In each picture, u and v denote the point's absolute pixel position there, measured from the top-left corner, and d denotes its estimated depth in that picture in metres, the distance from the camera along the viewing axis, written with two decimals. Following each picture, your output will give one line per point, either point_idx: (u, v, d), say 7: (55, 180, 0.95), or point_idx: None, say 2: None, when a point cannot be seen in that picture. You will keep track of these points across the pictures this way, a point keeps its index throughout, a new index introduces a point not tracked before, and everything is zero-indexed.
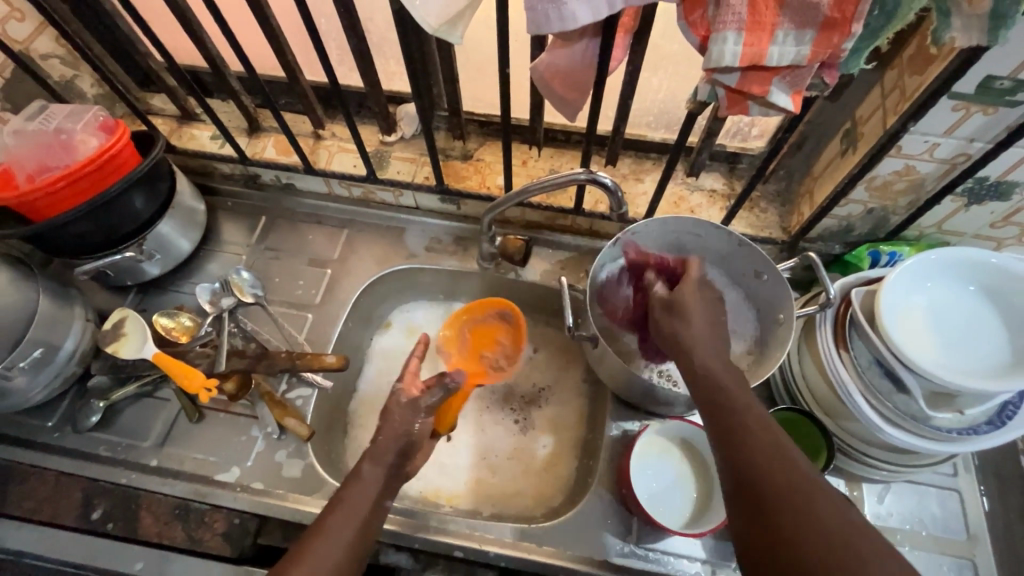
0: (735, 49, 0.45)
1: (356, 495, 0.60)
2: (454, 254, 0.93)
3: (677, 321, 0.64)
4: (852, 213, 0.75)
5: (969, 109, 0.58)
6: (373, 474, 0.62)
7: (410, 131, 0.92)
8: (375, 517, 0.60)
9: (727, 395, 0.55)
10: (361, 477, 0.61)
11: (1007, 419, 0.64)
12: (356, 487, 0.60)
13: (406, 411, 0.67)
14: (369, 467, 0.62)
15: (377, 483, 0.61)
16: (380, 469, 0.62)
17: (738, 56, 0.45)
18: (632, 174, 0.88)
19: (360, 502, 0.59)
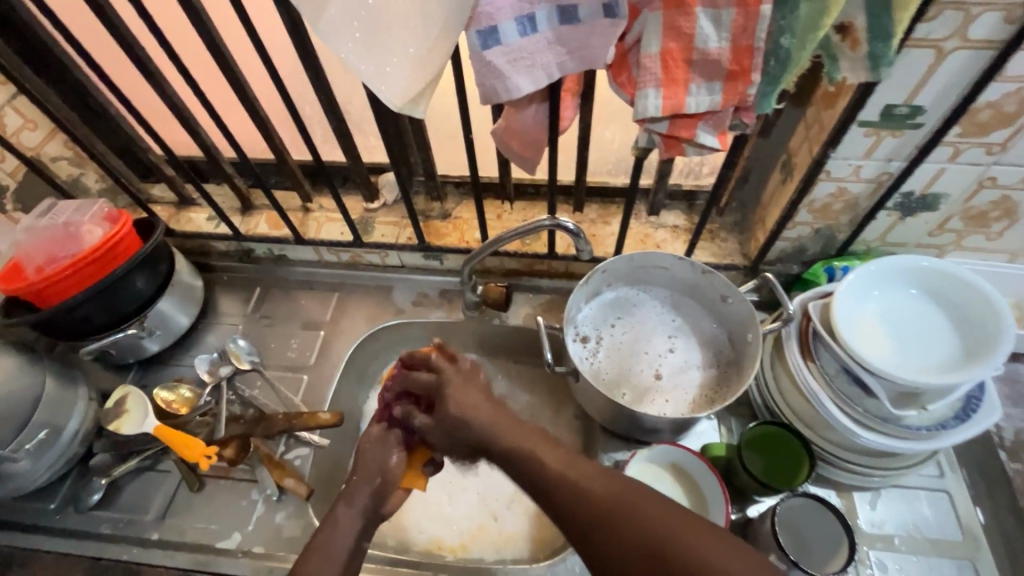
0: (656, 102, 0.52)
1: (330, 544, 0.62)
2: (440, 306, 0.98)
3: (453, 430, 0.66)
4: (801, 235, 0.82)
5: (879, 134, 0.66)
6: (348, 520, 0.64)
7: (391, 197, 1.00)
8: (354, 561, 0.63)
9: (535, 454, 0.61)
10: (339, 522, 0.64)
11: (972, 411, 0.68)
12: (333, 531, 0.63)
13: (378, 449, 0.70)
14: (344, 510, 0.65)
15: (354, 526, 0.64)
16: (355, 513, 0.65)
17: (660, 108, 0.53)
18: (600, 219, 0.95)
19: (332, 550, 0.61)
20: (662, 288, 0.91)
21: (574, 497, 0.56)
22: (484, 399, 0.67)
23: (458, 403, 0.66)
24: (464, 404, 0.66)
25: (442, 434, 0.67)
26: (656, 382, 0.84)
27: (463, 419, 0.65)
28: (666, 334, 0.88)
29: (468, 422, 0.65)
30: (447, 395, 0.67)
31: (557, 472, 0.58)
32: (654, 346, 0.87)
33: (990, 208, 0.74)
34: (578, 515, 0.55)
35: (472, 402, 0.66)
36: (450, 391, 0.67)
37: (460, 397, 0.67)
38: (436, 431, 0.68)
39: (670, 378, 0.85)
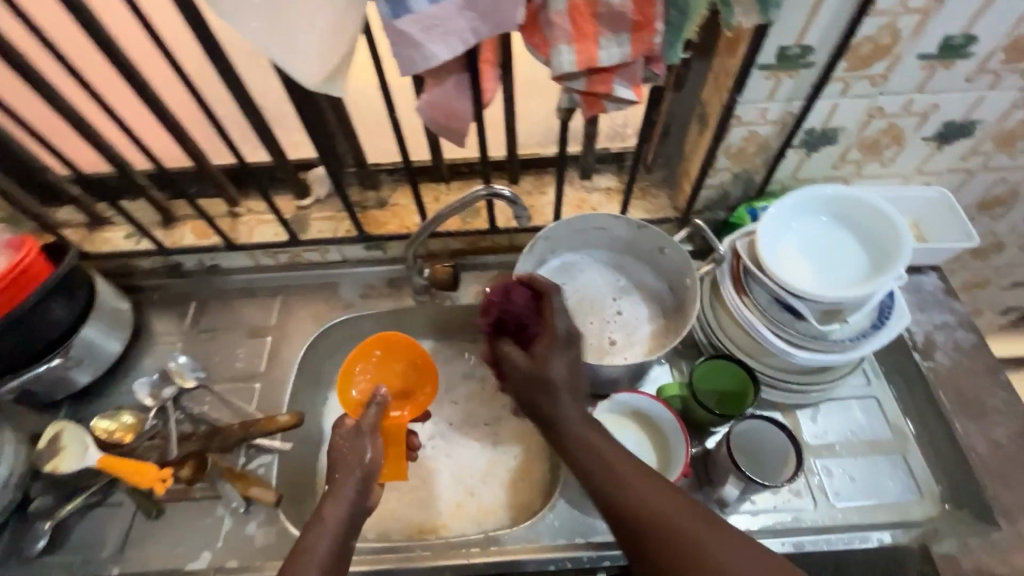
0: (570, 57, 0.54)
1: (316, 542, 0.59)
2: (389, 296, 0.97)
3: (543, 394, 0.67)
4: (723, 181, 0.87)
5: (778, 75, 0.71)
6: (335, 517, 0.61)
7: (323, 191, 0.97)
8: (342, 558, 0.60)
9: (592, 443, 0.63)
10: (327, 518, 0.61)
11: (887, 318, 0.75)
12: (320, 528, 0.60)
13: (352, 438, 0.69)
14: (329, 507, 0.62)
15: (341, 520, 0.62)
16: (341, 511, 0.62)
17: (575, 63, 0.54)
18: (536, 190, 0.97)
19: (316, 549, 0.58)
20: (603, 249, 0.95)
21: (615, 480, 0.59)
22: (573, 376, 0.68)
23: (564, 366, 0.67)
24: (563, 369, 0.67)
25: (526, 380, 0.68)
26: (609, 336, 0.88)
27: (556, 385, 0.66)
28: (612, 291, 0.93)
29: (558, 393, 0.66)
30: (554, 349, 0.68)
31: (601, 449, 0.62)
32: (604, 303, 0.92)
33: (881, 137, 0.81)
34: (614, 493, 0.59)
35: (572, 375, 0.67)
36: (554, 350, 0.68)
37: (564, 362, 0.68)
38: (524, 373, 0.68)
39: (622, 331, 0.89)
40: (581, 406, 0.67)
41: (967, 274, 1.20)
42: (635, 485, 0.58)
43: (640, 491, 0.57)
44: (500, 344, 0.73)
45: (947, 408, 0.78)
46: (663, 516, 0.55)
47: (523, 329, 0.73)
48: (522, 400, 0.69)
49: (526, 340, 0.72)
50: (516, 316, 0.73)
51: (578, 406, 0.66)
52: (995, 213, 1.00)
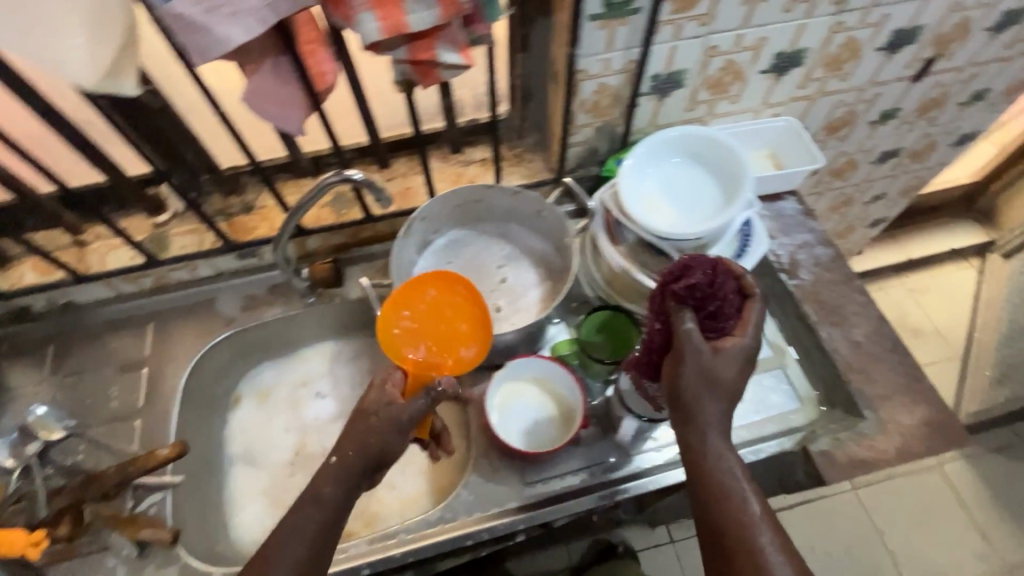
0: (374, 25, 0.50)
1: (298, 523, 0.57)
2: (274, 303, 0.93)
3: (709, 379, 0.57)
4: (587, 137, 0.88)
5: (610, 24, 0.71)
6: (332, 500, 0.58)
7: (181, 204, 0.90)
8: (325, 547, 0.57)
9: (701, 426, 0.57)
10: (323, 482, 0.58)
11: (746, 247, 0.80)
12: (312, 503, 0.58)
13: (383, 409, 0.61)
14: (330, 483, 0.58)
15: (336, 503, 0.58)
16: (338, 493, 0.58)
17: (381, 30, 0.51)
18: (411, 170, 0.95)
19: (300, 526, 0.56)
20: (487, 220, 0.95)
21: (711, 478, 0.55)
22: (739, 386, 0.58)
23: (736, 373, 0.57)
24: (733, 373, 0.57)
25: (697, 371, 0.56)
26: (500, 305, 0.89)
27: (728, 386, 0.56)
28: (500, 261, 0.93)
29: (729, 374, 0.57)
30: (739, 347, 0.57)
31: (713, 441, 0.57)
32: (492, 275, 0.92)
33: (723, 74, 0.85)
34: (709, 490, 0.55)
35: (739, 379, 0.57)
36: (738, 343, 0.57)
37: (740, 366, 0.57)
38: (699, 365, 0.56)
39: (511, 298, 0.89)
40: (725, 411, 0.58)
41: (832, 194, 1.30)
42: (733, 496, 0.54)
43: (754, 531, 0.52)
44: (675, 312, 0.57)
45: (814, 319, 0.84)
46: (733, 532, 0.53)
47: (716, 322, 0.58)
48: (676, 389, 0.57)
49: (713, 329, 0.58)
50: (705, 299, 0.56)
51: (722, 405, 0.58)
52: (842, 133, 1.08)
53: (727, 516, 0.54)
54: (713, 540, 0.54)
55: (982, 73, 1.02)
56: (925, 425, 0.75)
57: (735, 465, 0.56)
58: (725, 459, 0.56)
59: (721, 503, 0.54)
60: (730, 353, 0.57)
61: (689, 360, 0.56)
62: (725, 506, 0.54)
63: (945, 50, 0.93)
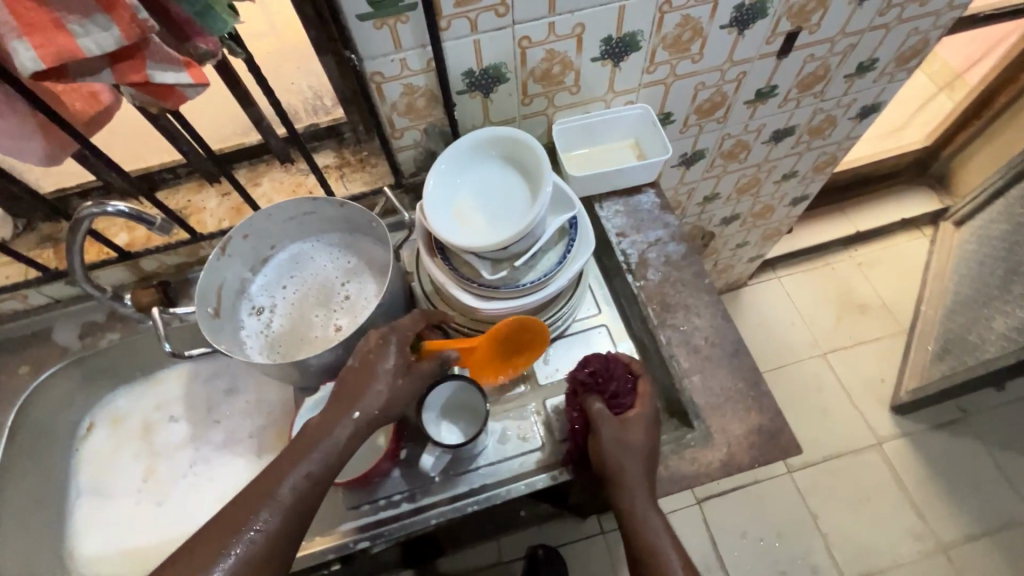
0: (32, 54, 0.46)
1: (277, 484, 0.58)
2: (113, 328, 0.90)
3: (620, 452, 0.65)
4: (417, 139, 0.83)
5: (387, 23, 0.66)
6: (317, 462, 0.60)
7: (6, 232, 0.87)
8: (296, 517, 0.58)
9: (631, 487, 0.65)
10: (341, 433, 0.61)
11: (568, 254, 0.74)
12: (304, 457, 0.60)
13: (395, 365, 0.65)
14: (333, 434, 0.61)
15: (321, 467, 0.60)
16: (323, 464, 0.60)
17: (43, 59, 0.47)
18: (248, 182, 0.91)
19: (281, 487, 0.58)
20: (330, 232, 0.90)
21: (644, 534, 0.65)
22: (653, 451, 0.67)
23: (647, 440, 0.67)
24: (642, 436, 0.67)
25: (613, 441, 0.66)
26: (335, 325, 0.85)
27: (640, 455, 0.66)
28: (342, 277, 0.88)
29: (638, 441, 0.66)
30: (641, 416, 0.67)
31: (640, 500, 0.65)
32: (332, 292, 0.88)
33: (549, 66, 0.79)
34: (639, 545, 0.65)
35: (648, 443, 0.66)
36: (638, 419, 0.67)
37: (645, 433, 0.67)
38: (613, 438, 0.66)
39: (348, 317, 0.85)
40: (651, 466, 0.67)
41: (734, 177, 1.24)
42: (660, 546, 0.64)
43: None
44: (586, 399, 0.69)
45: (654, 323, 0.80)
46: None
47: (623, 401, 0.68)
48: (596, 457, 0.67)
49: (621, 405, 0.69)
50: (610, 379, 0.69)
51: (644, 470, 0.66)
52: (718, 116, 1.01)
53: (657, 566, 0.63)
54: None
55: (860, 43, 0.94)
56: (752, 434, 0.73)
57: (659, 517, 0.66)
58: (651, 513, 0.65)
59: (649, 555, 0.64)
60: (634, 425, 0.67)
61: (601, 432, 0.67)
62: (653, 557, 0.64)
63: (805, 22, 0.86)
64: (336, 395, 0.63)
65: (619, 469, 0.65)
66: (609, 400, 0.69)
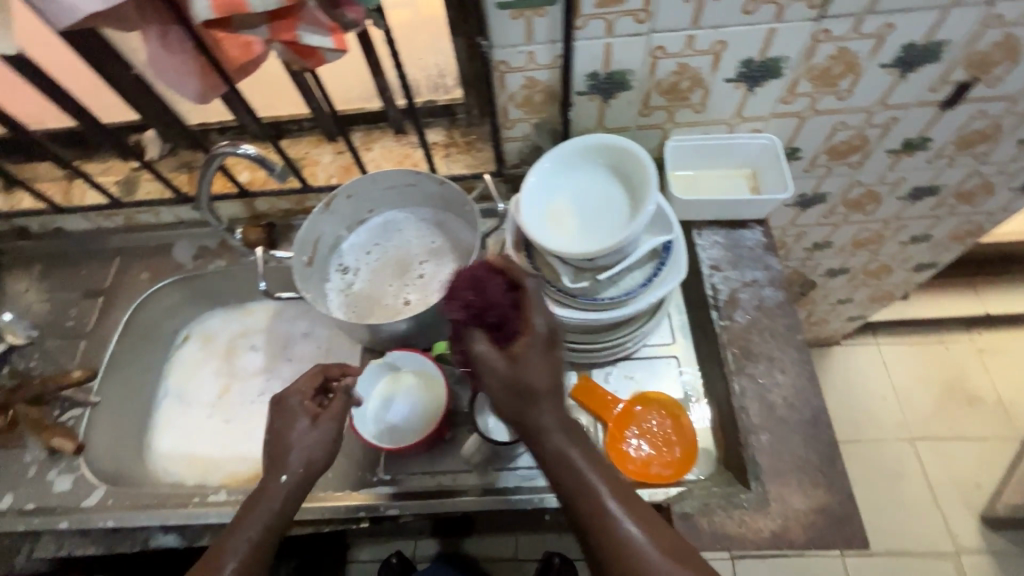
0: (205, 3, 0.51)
1: (219, 551, 0.58)
2: (221, 255, 0.99)
3: (523, 397, 0.54)
4: (526, 133, 0.83)
5: (524, 15, 0.65)
6: (256, 525, 0.60)
7: (153, 152, 0.98)
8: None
9: (547, 438, 0.53)
10: (272, 497, 0.62)
11: (652, 279, 0.72)
12: (242, 523, 0.60)
13: (298, 415, 0.67)
14: (265, 496, 0.62)
15: (260, 526, 0.60)
16: (261, 523, 0.60)
17: (214, 9, 0.51)
18: (360, 146, 0.95)
19: (226, 552, 0.58)
20: (424, 207, 0.93)
21: (577, 485, 0.52)
22: (558, 380, 0.55)
23: (544, 370, 0.54)
24: (542, 370, 0.54)
25: (507, 386, 0.54)
26: (410, 297, 0.87)
27: (537, 391, 0.53)
28: (426, 252, 0.91)
29: (541, 385, 0.54)
30: (532, 349, 0.54)
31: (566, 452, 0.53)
32: (413, 265, 0.91)
33: (678, 80, 0.75)
34: (574, 503, 0.52)
35: (551, 377, 0.54)
36: (515, 352, 0.54)
37: (546, 366, 0.54)
38: (502, 379, 0.54)
39: (423, 294, 0.87)
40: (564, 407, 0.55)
41: (853, 228, 1.13)
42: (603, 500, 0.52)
43: (602, 511, 0.51)
44: (467, 336, 0.57)
45: (730, 368, 0.75)
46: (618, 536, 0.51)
47: (495, 330, 0.57)
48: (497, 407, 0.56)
49: (507, 338, 0.57)
50: (490, 311, 0.58)
51: (553, 403, 0.54)
52: (851, 162, 0.92)
53: (607, 526, 0.51)
54: (593, 553, 0.51)
55: None
56: (814, 515, 0.67)
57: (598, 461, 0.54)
58: (578, 460, 0.53)
59: (590, 514, 0.51)
60: (528, 353, 0.54)
61: (483, 369, 0.55)
62: (596, 517, 0.51)
63: (984, 73, 0.75)
64: (266, 459, 0.65)
65: (532, 418, 0.54)
66: (484, 333, 0.57)
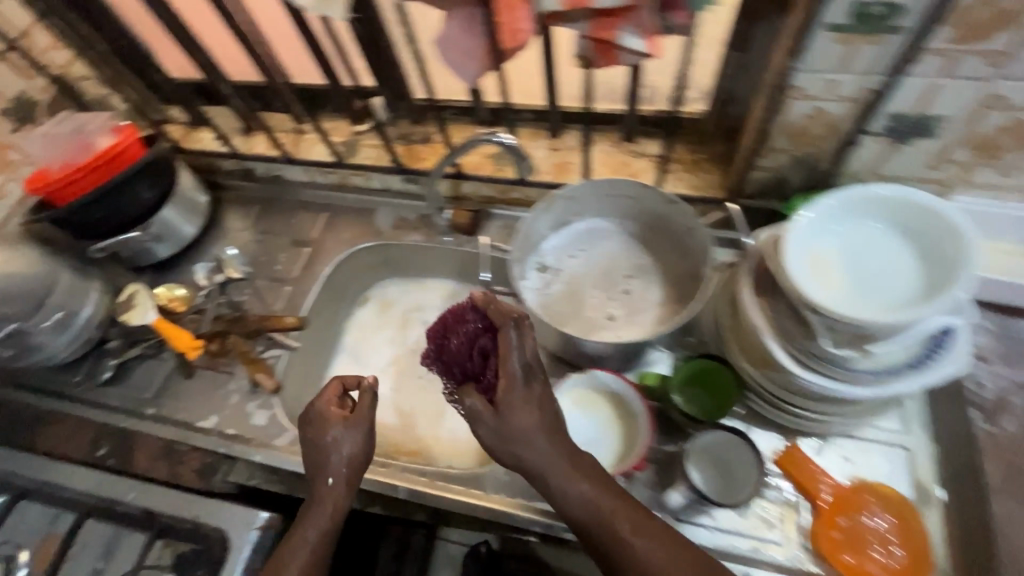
0: None
1: (286, 554, 0.65)
2: (418, 230, 1.01)
3: (518, 442, 0.61)
4: (781, 164, 0.75)
5: (852, 41, 0.58)
6: (313, 534, 0.66)
7: (376, 120, 1.02)
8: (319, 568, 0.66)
9: (548, 478, 0.62)
10: (324, 501, 0.66)
11: (924, 362, 0.62)
12: (300, 528, 0.66)
13: (316, 425, 0.68)
14: (315, 504, 0.66)
15: (320, 529, 0.66)
16: (323, 526, 0.66)
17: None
18: (577, 146, 0.92)
19: (295, 554, 0.65)
20: (635, 221, 0.89)
21: (596, 518, 0.61)
22: (543, 416, 0.62)
23: (524, 411, 0.61)
24: (524, 413, 0.61)
25: (497, 433, 0.62)
26: (611, 316, 0.85)
27: (526, 433, 0.60)
28: (631, 269, 0.88)
29: (531, 433, 0.61)
30: (514, 397, 0.61)
31: (586, 492, 0.61)
32: (615, 281, 0.88)
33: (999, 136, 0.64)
34: (596, 534, 0.61)
35: (531, 427, 0.61)
36: (503, 401, 0.62)
37: (525, 408, 0.61)
38: (491, 429, 0.62)
39: (625, 315, 0.85)
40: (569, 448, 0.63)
41: None
42: (623, 530, 0.60)
43: (609, 523, 0.60)
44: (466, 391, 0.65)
45: None
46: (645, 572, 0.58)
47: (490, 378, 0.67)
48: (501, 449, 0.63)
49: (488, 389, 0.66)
50: (461, 362, 0.71)
51: (557, 440, 0.62)
52: None
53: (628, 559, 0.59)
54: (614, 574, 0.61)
55: None
56: None
57: (614, 499, 0.62)
58: (592, 491, 0.61)
59: (607, 540, 0.60)
60: (501, 402, 0.62)
61: (482, 417, 0.63)
62: (611, 542, 0.60)
63: None
64: (305, 463, 0.69)
65: (539, 465, 0.61)
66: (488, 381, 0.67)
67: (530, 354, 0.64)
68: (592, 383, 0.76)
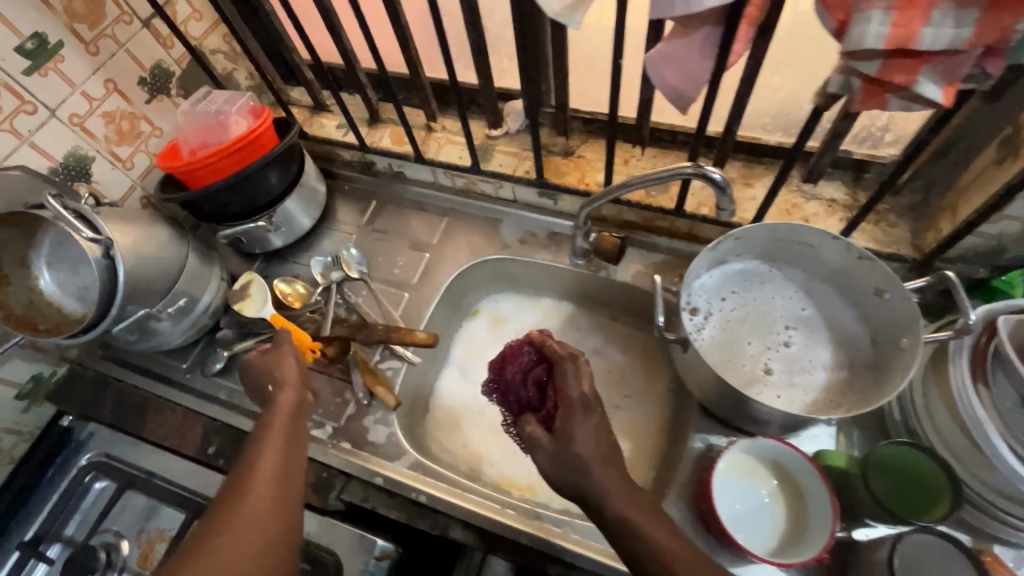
0: (879, 29, 0.42)
1: (233, 519, 0.55)
2: (546, 248, 0.95)
3: (571, 462, 0.57)
4: (1006, 232, 0.66)
5: None
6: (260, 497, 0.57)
7: (514, 126, 0.95)
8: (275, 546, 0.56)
9: (597, 496, 0.56)
10: (258, 442, 0.63)
11: None
12: (255, 484, 0.58)
13: (293, 390, 0.70)
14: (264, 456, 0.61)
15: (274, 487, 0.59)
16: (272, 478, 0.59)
17: (884, 38, 0.42)
18: (741, 178, 0.84)
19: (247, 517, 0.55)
20: (802, 270, 0.81)
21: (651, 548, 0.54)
22: (604, 442, 0.59)
23: (588, 434, 0.58)
24: (583, 434, 0.59)
25: (553, 458, 0.59)
26: (772, 373, 0.76)
27: (585, 459, 0.57)
28: (793, 323, 0.79)
29: (579, 446, 0.58)
30: (573, 418, 0.60)
31: (632, 512, 0.55)
32: (775, 333, 0.79)
33: None
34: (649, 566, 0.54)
35: (594, 447, 0.58)
36: (564, 420, 0.60)
37: (589, 428, 0.59)
38: (548, 454, 0.59)
39: (787, 373, 0.76)
40: (617, 466, 0.58)
41: None
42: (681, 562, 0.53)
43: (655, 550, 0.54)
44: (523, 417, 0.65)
45: None
46: None
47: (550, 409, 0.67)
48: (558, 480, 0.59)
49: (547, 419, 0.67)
50: (516, 391, 0.73)
51: (615, 469, 0.58)
52: None
53: None
54: None
55: None
56: None
57: (663, 525, 0.55)
58: (639, 515, 0.55)
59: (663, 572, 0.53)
60: (564, 420, 0.60)
61: (536, 439, 0.61)
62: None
63: None
64: (265, 424, 0.66)
65: (586, 475, 0.57)
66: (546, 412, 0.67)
67: (589, 386, 0.63)
68: (754, 449, 0.70)
